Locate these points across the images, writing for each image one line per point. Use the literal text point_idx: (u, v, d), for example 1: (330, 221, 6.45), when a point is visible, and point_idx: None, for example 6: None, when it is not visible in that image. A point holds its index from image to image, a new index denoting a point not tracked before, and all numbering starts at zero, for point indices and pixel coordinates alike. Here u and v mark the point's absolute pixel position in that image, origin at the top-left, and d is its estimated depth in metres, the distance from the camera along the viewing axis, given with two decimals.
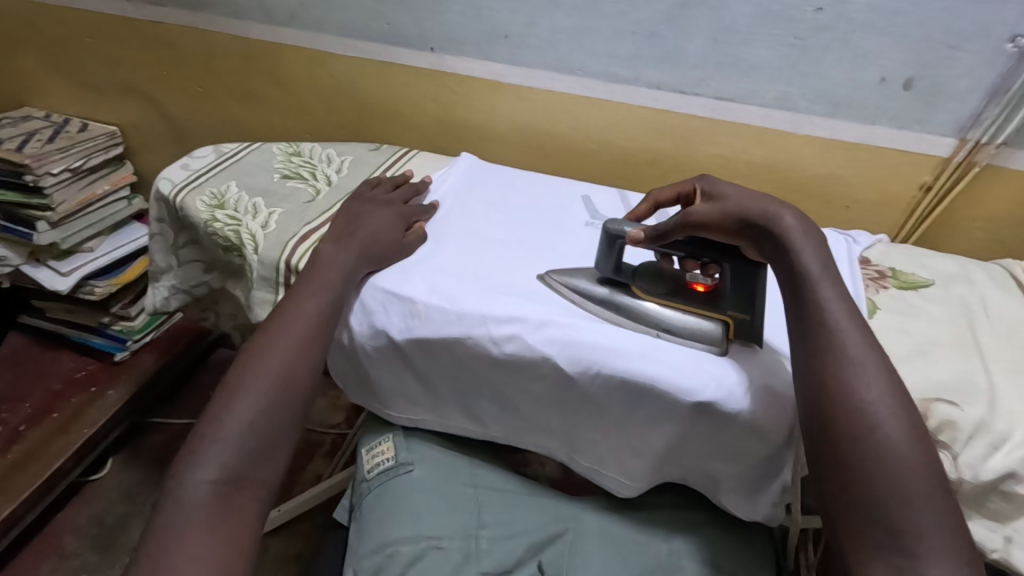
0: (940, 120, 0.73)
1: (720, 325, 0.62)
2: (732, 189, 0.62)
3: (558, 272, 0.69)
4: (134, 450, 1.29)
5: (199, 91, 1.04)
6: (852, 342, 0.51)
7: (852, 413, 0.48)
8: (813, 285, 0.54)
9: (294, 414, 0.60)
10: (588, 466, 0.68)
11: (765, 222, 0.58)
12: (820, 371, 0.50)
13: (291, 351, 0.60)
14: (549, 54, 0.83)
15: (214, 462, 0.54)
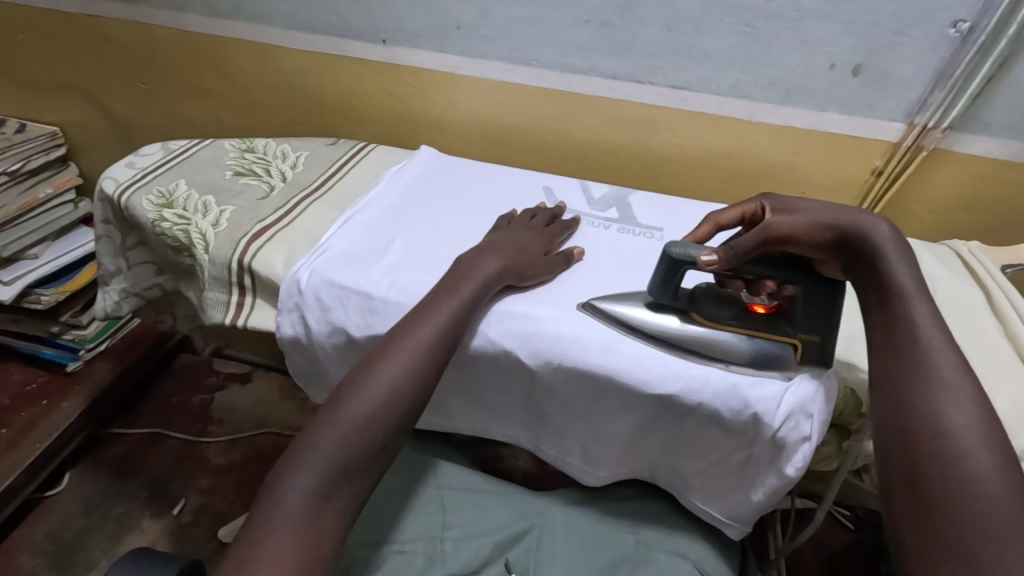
0: (888, 106, 0.72)
1: (791, 349, 0.55)
2: (808, 203, 0.56)
3: (605, 300, 0.59)
4: (93, 462, 1.23)
5: (142, 88, 1.00)
6: (942, 367, 0.46)
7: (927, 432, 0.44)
8: (903, 301, 0.50)
9: (397, 439, 0.52)
10: (555, 455, 0.66)
11: (854, 235, 0.54)
12: (908, 385, 0.47)
13: (411, 360, 0.53)
14: (503, 45, 0.79)
15: (312, 470, 0.48)
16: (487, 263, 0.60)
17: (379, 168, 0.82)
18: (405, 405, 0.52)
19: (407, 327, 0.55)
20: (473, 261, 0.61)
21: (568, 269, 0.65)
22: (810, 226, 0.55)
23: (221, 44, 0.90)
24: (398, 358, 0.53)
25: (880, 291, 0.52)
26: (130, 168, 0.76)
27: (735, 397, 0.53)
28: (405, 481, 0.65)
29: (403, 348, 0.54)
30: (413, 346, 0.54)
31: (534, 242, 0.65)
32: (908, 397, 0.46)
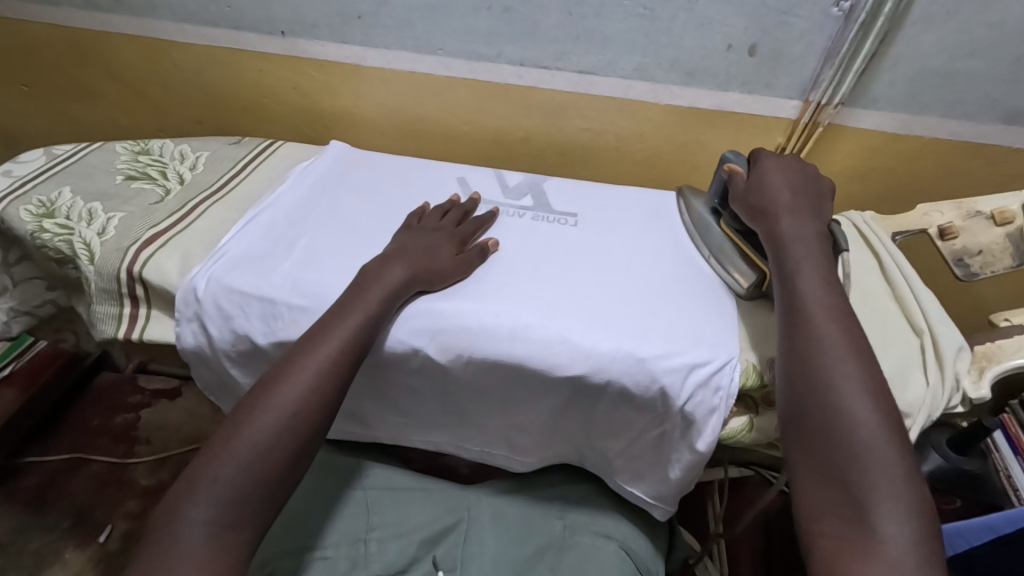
0: (783, 84, 0.74)
1: (757, 275, 0.63)
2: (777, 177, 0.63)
3: (694, 191, 0.75)
4: (5, 495, 1.15)
5: (22, 89, 0.92)
6: (826, 331, 0.51)
7: (813, 386, 0.48)
8: (791, 277, 0.55)
9: (307, 460, 0.50)
10: (479, 451, 0.66)
11: (764, 218, 0.61)
12: (797, 347, 0.51)
13: (313, 377, 0.50)
14: (407, 34, 0.77)
15: (209, 500, 0.45)
16: (393, 269, 0.58)
17: (285, 166, 0.79)
18: (311, 424, 0.50)
19: (311, 344, 0.52)
20: (381, 267, 0.58)
21: (484, 263, 0.64)
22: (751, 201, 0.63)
23: (106, 39, 0.84)
24: (297, 377, 0.50)
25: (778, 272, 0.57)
26: (6, 176, 0.70)
27: (643, 372, 0.54)
28: (325, 484, 0.63)
29: (306, 365, 0.51)
30: (317, 360, 0.51)
31: (446, 238, 0.64)
32: (801, 355, 0.50)
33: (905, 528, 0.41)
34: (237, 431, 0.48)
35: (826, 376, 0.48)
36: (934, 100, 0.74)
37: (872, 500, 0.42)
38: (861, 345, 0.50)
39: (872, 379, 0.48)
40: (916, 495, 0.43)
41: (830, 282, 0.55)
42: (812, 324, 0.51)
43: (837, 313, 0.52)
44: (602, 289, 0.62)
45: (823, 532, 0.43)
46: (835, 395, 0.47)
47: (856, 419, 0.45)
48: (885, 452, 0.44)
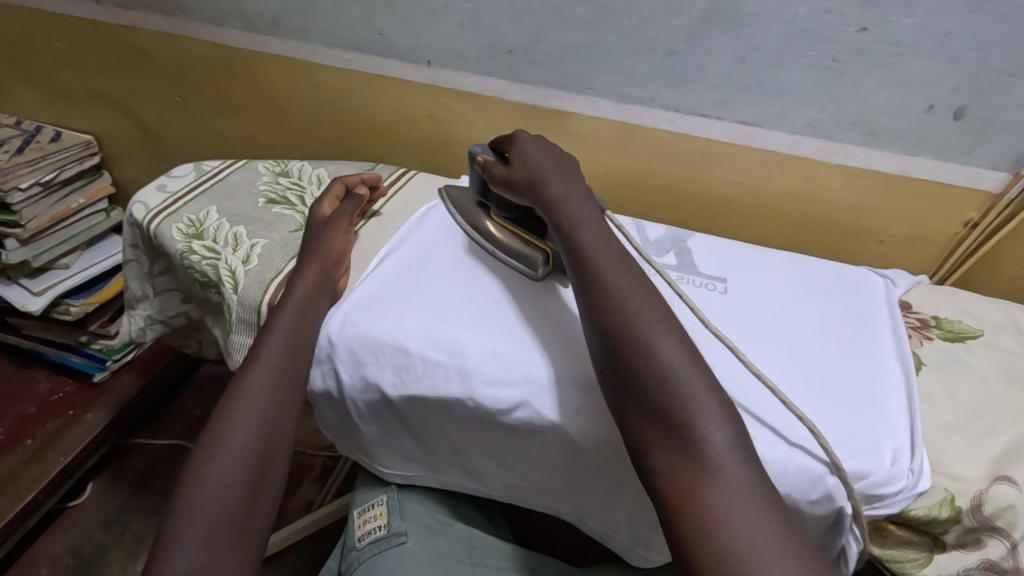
0: (990, 153, 0.64)
1: (539, 255, 0.62)
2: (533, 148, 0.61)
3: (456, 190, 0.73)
4: (115, 473, 1.21)
5: (176, 100, 0.96)
6: (615, 277, 0.49)
7: (606, 328, 0.47)
8: (567, 225, 0.54)
9: (274, 492, 0.52)
10: (599, 531, 0.60)
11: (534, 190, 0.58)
12: (593, 298, 0.49)
13: (258, 402, 0.53)
14: (557, 71, 0.73)
15: (196, 551, 0.45)
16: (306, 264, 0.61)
17: (418, 197, 0.77)
18: (269, 453, 0.52)
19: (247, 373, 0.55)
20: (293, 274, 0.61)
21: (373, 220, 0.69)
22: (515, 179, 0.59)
23: (258, 59, 0.86)
24: (247, 402, 0.53)
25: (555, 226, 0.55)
26: (161, 191, 0.73)
27: (818, 490, 0.48)
28: (437, 546, 0.59)
29: (246, 393, 0.54)
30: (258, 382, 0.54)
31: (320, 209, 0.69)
32: (597, 303, 0.48)
33: (733, 443, 0.40)
34: (199, 474, 0.49)
35: (619, 317, 0.46)
36: None
37: (694, 425, 0.41)
38: (642, 278, 0.50)
39: (656, 305, 0.48)
40: (727, 410, 0.42)
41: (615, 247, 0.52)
42: (595, 267, 0.50)
43: (614, 254, 0.51)
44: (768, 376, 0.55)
45: (662, 469, 0.41)
46: (633, 333, 0.45)
47: (653, 347, 0.44)
48: (689, 373, 0.43)
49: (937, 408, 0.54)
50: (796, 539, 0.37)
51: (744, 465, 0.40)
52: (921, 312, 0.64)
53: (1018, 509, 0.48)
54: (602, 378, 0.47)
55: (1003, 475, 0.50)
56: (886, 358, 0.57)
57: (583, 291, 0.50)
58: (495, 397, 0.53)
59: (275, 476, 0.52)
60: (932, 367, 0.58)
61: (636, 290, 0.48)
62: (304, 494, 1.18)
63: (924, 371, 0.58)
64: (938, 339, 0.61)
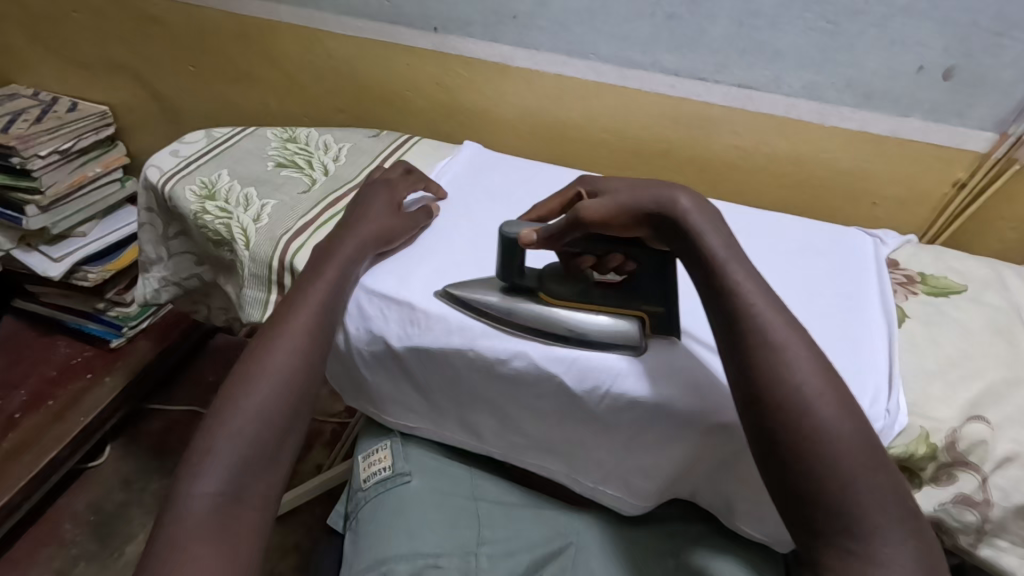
0: (979, 114, 0.66)
1: (636, 323, 0.57)
2: (616, 183, 0.58)
3: (458, 287, 0.60)
4: (132, 437, 1.26)
5: (189, 70, 0.99)
6: (758, 300, 0.47)
7: (782, 410, 0.43)
8: (719, 268, 0.50)
9: (301, 426, 0.53)
10: (591, 486, 0.62)
11: (661, 212, 0.53)
12: (764, 368, 0.44)
13: (293, 344, 0.55)
14: (560, 36, 0.75)
15: (221, 474, 0.47)
16: (361, 227, 0.63)
17: (423, 162, 0.80)
18: (300, 391, 0.53)
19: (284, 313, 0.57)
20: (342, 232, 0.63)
21: (428, 223, 0.68)
22: (630, 207, 0.54)
23: (270, 28, 0.88)
24: (281, 347, 0.54)
25: (704, 269, 0.50)
26: (174, 155, 0.76)
27: None
28: (439, 484, 0.63)
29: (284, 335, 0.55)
30: (296, 331, 0.55)
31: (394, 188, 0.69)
32: (770, 378, 0.44)
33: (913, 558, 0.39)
34: (231, 407, 0.50)
35: (800, 403, 0.43)
36: None
37: (845, 463, 0.41)
38: (819, 355, 0.46)
39: (836, 389, 0.44)
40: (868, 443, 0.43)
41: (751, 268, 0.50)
42: (772, 335, 0.46)
43: (789, 320, 0.47)
44: None
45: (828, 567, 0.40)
46: (814, 420, 0.42)
47: (838, 442, 0.42)
48: (873, 475, 0.41)
49: (918, 355, 0.57)
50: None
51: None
52: (908, 269, 0.67)
53: (989, 444, 0.51)
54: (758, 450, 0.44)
55: (975, 415, 0.52)
56: (869, 310, 0.60)
57: (746, 352, 0.46)
58: (495, 347, 0.57)
59: (303, 413, 0.53)
60: (915, 319, 0.61)
61: (817, 372, 0.45)
62: (314, 458, 1.22)
63: (908, 323, 0.60)
64: (922, 294, 0.64)
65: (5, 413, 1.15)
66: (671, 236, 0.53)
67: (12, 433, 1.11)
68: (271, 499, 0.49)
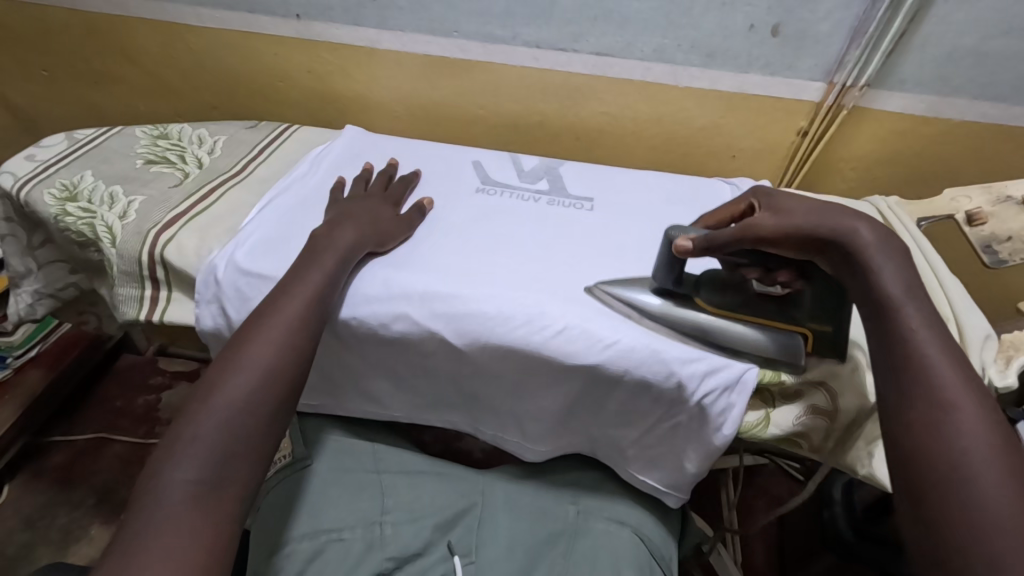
0: (807, 66, 0.73)
1: (802, 339, 0.55)
2: (795, 203, 0.52)
3: (607, 284, 0.60)
4: (32, 474, 1.18)
5: (43, 75, 0.93)
6: (911, 315, 0.46)
7: (934, 464, 0.40)
8: (893, 305, 0.46)
9: (288, 417, 0.50)
10: (493, 433, 0.66)
11: (839, 240, 0.49)
12: (919, 417, 0.42)
13: (283, 335, 0.52)
14: (421, 15, 0.76)
15: (199, 458, 0.44)
16: (344, 231, 0.60)
17: (301, 150, 0.80)
18: (288, 382, 0.51)
19: (274, 303, 0.54)
20: (330, 230, 0.61)
21: (424, 220, 0.68)
22: (803, 233, 0.50)
23: (125, 24, 0.84)
24: (264, 334, 0.52)
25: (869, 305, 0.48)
26: (30, 160, 0.72)
27: (658, 363, 0.55)
28: (342, 461, 0.63)
29: (273, 324, 0.52)
30: (282, 321, 0.53)
31: (384, 202, 0.67)
32: (929, 427, 0.41)
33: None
34: (217, 387, 0.48)
35: (959, 456, 0.40)
36: (963, 81, 0.72)
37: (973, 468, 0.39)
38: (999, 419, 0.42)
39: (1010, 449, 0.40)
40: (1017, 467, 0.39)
41: (919, 287, 0.48)
42: (938, 384, 0.43)
43: (961, 369, 0.43)
44: (615, 273, 0.62)
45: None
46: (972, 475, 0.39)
47: (1001, 511, 0.37)
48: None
49: None
50: None
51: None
52: None
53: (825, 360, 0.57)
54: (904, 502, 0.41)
55: None
56: None
57: (903, 398, 0.43)
58: (375, 312, 0.58)
59: (290, 401, 0.51)
60: None
61: (991, 434, 0.40)
62: None
63: None
64: None
65: None
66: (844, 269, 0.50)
67: None
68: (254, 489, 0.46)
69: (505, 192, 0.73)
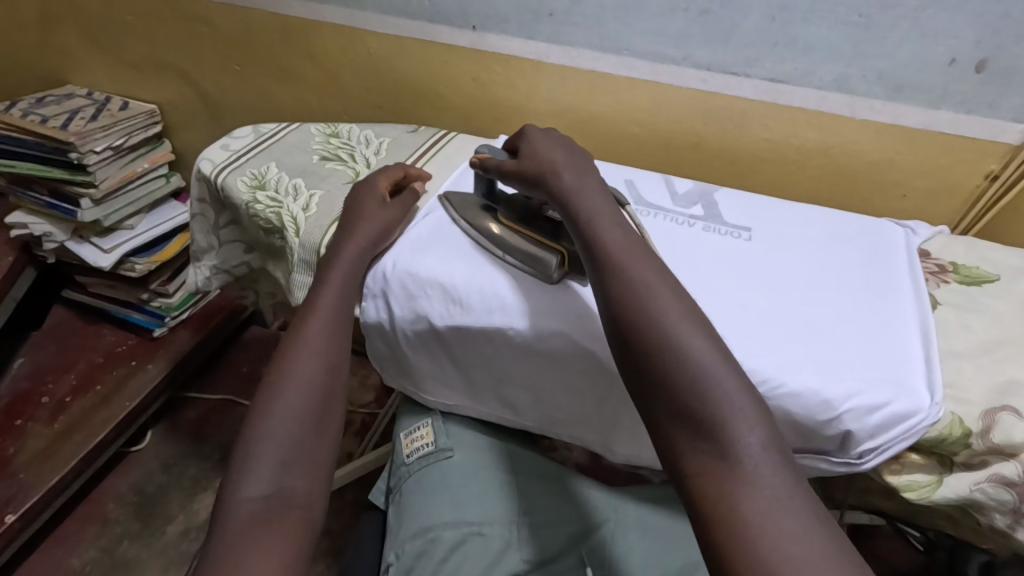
0: (1012, 105, 0.67)
1: (555, 256, 0.61)
2: (540, 146, 0.64)
3: (450, 198, 0.70)
4: (171, 424, 1.31)
5: (236, 69, 1.03)
6: (602, 224, 0.55)
7: (642, 334, 0.47)
8: (583, 221, 0.56)
9: (336, 430, 0.55)
10: (625, 457, 0.65)
11: (549, 181, 0.61)
12: (620, 305, 0.50)
13: (318, 353, 0.57)
14: (592, 31, 0.77)
15: (264, 479, 0.49)
16: (349, 246, 0.64)
17: (457, 155, 0.83)
18: (328, 394, 0.56)
19: (299, 323, 0.60)
20: (335, 250, 0.65)
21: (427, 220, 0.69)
22: (529, 169, 0.63)
23: (314, 28, 0.92)
24: (300, 352, 0.57)
25: (577, 227, 0.57)
26: (225, 149, 0.80)
27: (828, 414, 0.51)
28: (480, 459, 0.65)
29: (301, 344, 0.58)
30: (311, 341, 0.58)
31: (374, 188, 0.70)
32: (634, 310, 0.49)
33: (765, 446, 0.42)
34: (265, 413, 0.52)
35: (649, 319, 0.48)
36: None
37: (662, 331, 0.47)
38: (672, 284, 0.51)
39: (685, 306, 0.49)
40: (696, 320, 0.48)
41: (602, 205, 0.58)
42: (625, 271, 0.51)
43: (638, 255, 0.53)
44: (779, 312, 0.58)
45: (696, 474, 0.42)
46: (662, 334, 0.47)
47: (690, 361, 0.45)
48: (724, 377, 0.45)
49: (947, 339, 0.57)
50: (757, 407, 0.44)
51: (773, 464, 0.41)
52: (939, 258, 0.67)
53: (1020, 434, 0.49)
54: (633, 384, 0.48)
55: (1007, 407, 0.51)
56: (902, 296, 0.61)
57: (617, 298, 0.50)
58: (535, 326, 0.59)
59: (336, 414, 0.55)
60: (946, 305, 0.61)
61: (675, 304, 0.49)
62: (345, 446, 1.28)
63: (940, 310, 0.61)
64: (955, 283, 0.64)
65: (55, 397, 1.19)
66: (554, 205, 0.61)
67: (62, 414, 1.16)
68: (320, 503, 0.50)
69: (658, 215, 0.72)
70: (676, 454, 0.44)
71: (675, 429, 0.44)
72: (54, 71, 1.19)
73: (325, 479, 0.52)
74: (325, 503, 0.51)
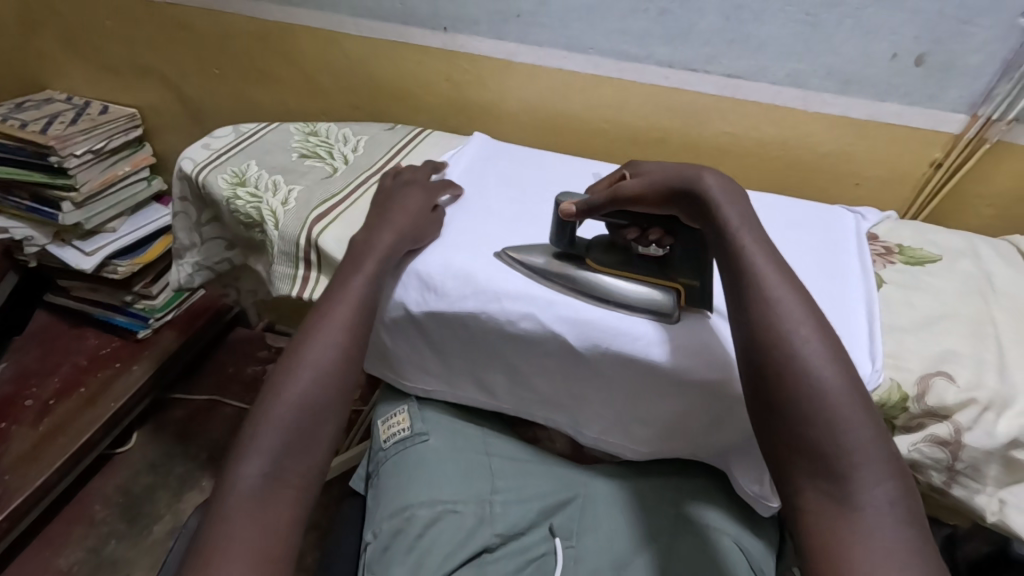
0: (950, 96, 0.72)
1: (673, 294, 0.61)
2: (652, 167, 0.61)
3: (514, 251, 0.66)
4: (156, 425, 1.32)
5: (215, 72, 1.05)
6: (747, 241, 0.52)
7: (783, 365, 0.45)
8: (730, 233, 0.53)
9: (342, 416, 0.55)
10: (593, 437, 0.68)
11: (687, 188, 0.57)
12: (759, 331, 0.47)
13: (336, 339, 0.57)
14: (558, 31, 0.81)
15: (263, 458, 0.49)
16: (381, 238, 0.65)
17: (433, 152, 0.86)
18: (341, 382, 0.56)
19: (323, 307, 0.60)
20: (369, 239, 0.65)
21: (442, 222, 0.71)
22: (656, 185, 0.59)
23: (292, 32, 0.95)
24: (318, 338, 0.57)
25: (720, 239, 0.54)
26: (206, 148, 0.82)
27: None
28: (456, 442, 0.68)
29: (321, 329, 0.58)
30: (336, 327, 0.58)
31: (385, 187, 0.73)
32: (774, 338, 0.46)
33: (893, 500, 0.40)
34: (275, 396, 0.53)
35: (790, 349, 0.46)
36: None
37: (800, 364, 0.45)
38: (819, 315, 0.48)
39: (831, 344, 0.46)
40: (842, 360, 0.45)
41: (749, 217, 0.54)
42: (769, 296, 0.49)
43: (786, 280, 0.50)
44: None
45: (810, 512, 0.42)
46: (803, 368, 0.45)
47: (829, 403, 0.43)
48: (862, 427, 0.42)
49: (892, 314, 0.61)
50: (893, 463, 0.42)
51: (903, 523, 0.39)
52: (887, 241, 0.71)
53: (948, 399, 0.54)
54: (756, 409, 0.47)
55: (940, 372, 0.55)
56: (850, 275, 0.65)
57: (755, 324, 0.48)
58: (505, 310, 0.62)
59: (346, 398, 0.56)
60: (892, 284, 0.65)
61: (823, 340, 0.46)
62: None
63: (885, 287, 0.65)
64: (900, 263, 0.69)
65: (39, 400, 1.19)
66: (694, 212, 0.57)
67: (47, 417, 1.16)
68: (314, 485, 0.51)
69: None
70: (794, 491, 0.43)
71: (795, 466, 0.43)
72: (33, 76, 1.20)
73: (323, 463, 0.52)
74: (318, 485, 0.51)
